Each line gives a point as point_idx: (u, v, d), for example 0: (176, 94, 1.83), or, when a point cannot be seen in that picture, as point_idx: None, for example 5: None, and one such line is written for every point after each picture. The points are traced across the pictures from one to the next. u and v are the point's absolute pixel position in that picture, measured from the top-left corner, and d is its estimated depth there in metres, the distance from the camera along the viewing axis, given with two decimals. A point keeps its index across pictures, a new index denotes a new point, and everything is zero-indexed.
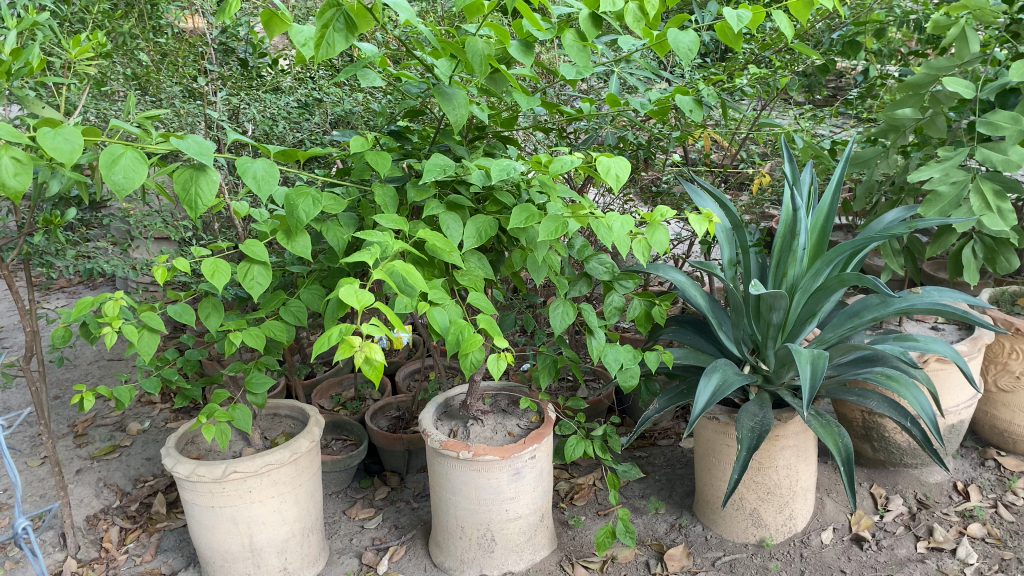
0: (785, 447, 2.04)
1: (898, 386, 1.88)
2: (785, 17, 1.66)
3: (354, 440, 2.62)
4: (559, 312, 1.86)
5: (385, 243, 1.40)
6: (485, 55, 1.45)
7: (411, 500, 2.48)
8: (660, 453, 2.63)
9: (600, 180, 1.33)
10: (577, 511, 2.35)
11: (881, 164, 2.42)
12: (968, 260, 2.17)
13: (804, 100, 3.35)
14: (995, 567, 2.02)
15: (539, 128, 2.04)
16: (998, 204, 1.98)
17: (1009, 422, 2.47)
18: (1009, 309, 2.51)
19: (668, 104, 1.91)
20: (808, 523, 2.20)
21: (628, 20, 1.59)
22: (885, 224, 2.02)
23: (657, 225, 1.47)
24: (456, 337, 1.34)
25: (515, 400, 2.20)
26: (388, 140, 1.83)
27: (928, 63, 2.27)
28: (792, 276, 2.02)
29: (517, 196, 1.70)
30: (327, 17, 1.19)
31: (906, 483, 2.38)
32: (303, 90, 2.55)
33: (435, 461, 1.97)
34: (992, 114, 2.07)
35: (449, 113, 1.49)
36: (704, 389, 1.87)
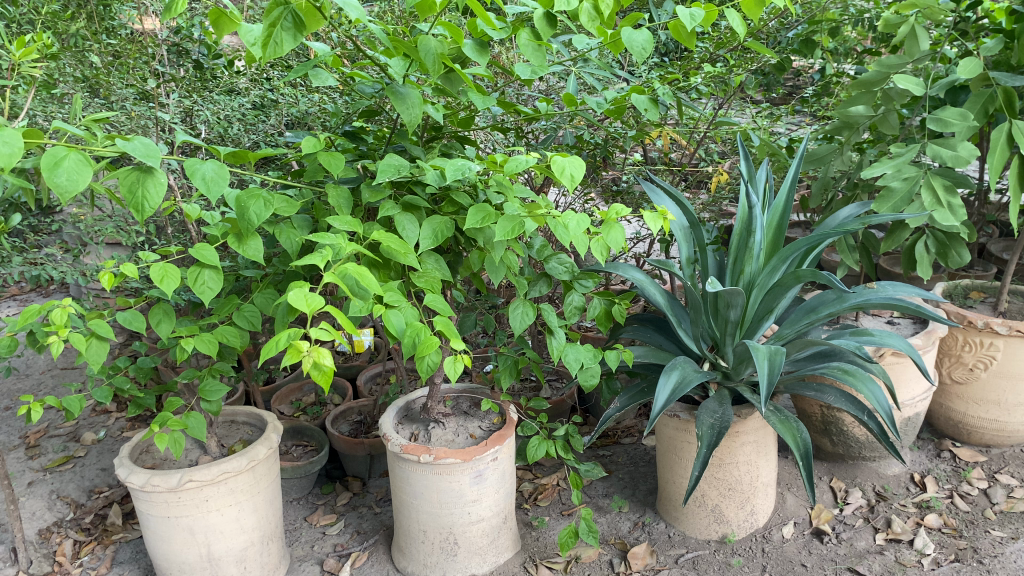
0: (745, 442, 2.05)
1: (854, 380, 1.90)
2: (739, 15, 1.66)
3: (315, 445, 2.58)
4: (519, 312, 1.84)
5: (339, 246, 1.38)
6: (438, 54, 1.43)
7: (374, 505, 2.46)
8: (624, 451, 2.63)
9: (555, 179, 1.32)
10: (540, 511, 2.35)
11: (836, 161, 2.44)
12: (920, 255, 2.19)
13: (762, 99, 3.39)
14: (951, 557, 2.05)
15: (497, 128, 2.03)
16: (949, 200, 2.01)
17: (963, 413, 2.51)
18: (962, 302, 2.56)
19: (624, 103, 1.91)
20: (769, 518, 2.22)
21: (583, 20, 1.58)
22: (840, 220, 2.04)
23: (613, 224, 1.47)
24: (412, 340, 1.32)
25: (477, 401, 2.18)
26: (343, 141, 1.80)
27: (880, 61, 2.29)
28: (749, 273, 2.03)
29: (475, 197, 1.69)
30: (275, 15, 1.15)
31: (864, 476, 2.41)
32: (258, 91, 2.54)
33: (396, 466, 1.95)
34: (942, 111, 2.10)
35: (403, 114, 1.47)
36: (664, 387, 1.87)
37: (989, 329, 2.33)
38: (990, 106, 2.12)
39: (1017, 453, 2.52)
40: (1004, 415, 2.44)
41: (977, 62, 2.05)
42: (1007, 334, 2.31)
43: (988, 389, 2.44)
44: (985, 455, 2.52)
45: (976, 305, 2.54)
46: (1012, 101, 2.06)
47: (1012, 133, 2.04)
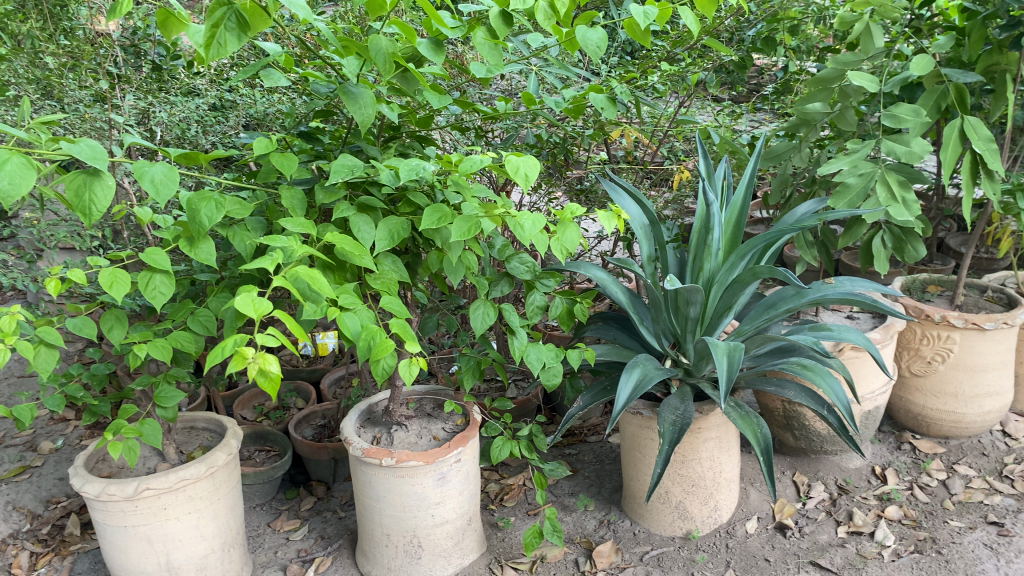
0: (708, 438, 2.06)
1: (813, 375, 1.91)
2: (693, 13, 1.66)
3: (278, 450, 2.55)
4: (480, 312, 1.83)
5: (291, 249, 1.36)
6: (389, 53, 1.42)
7: (338, 509, 2.43)
8: (590, 450, 2.63)
9: (510, 179, 1.31)
10: (506, 512, 2.34)
11: (794, 158, 2.46)
12: (877, 250, 2.22)
13: (724, 96, 3.41)
14: (911, 548, 2.07)
15: (456, 127, 2.01)
16: (903, 195, 2.03)
17: (922, 406, 2.54)
18: (920, 296, 2.60)
19: (582, 102, 1.91)
20: (733, 513, 2.23)
21: (538, 18, 1.58)
22: (797, 216, 2.06)
23: (568, 223, 1.47)
24: (368, 343, 1.31)
25: (441, 403, 2.17)
26: (299, 141, 1.78)
27: (836, 58, 2.31)
28: (708, 270, 2.04)
29: (432, 197, 1.67)
30: (218, 16, 1.13)
31: (827, 469, 2.43)
32: (215, 92, 2.49)
33: (359, 469, 1.93)
34: (896, 108, 2.12)
35: (355, 114, 1.45)
36: (626, 385, 1.87)
37: (946, 322, 2.37)
38: (942, 102, 2.16)
39: (974, 444, 2.56)
40: (962, 406, 2.48)
41: (930, 60, 2.07)
42: (963, 326, 2.35)
43: (946, 382, 2.47)
44: (944, 446, 2.55)
45: (933, 299, 2.58)
46: (964, 97, 2.10)
47: (964, 129, 2.07)
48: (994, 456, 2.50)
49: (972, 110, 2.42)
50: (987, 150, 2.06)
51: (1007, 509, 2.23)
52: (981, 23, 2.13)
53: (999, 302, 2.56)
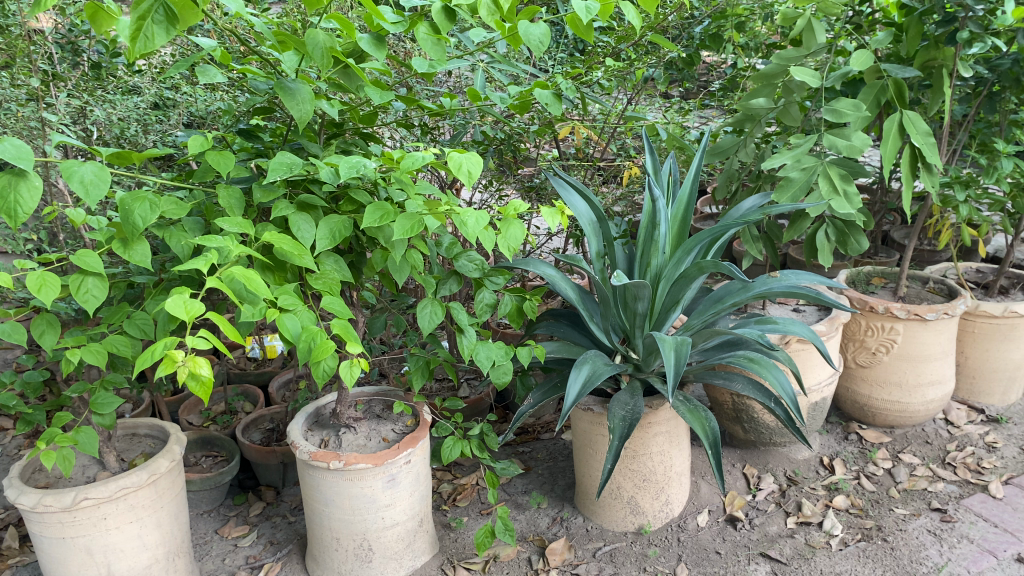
0: (658, 433, 2.07)
1: (760, 368, 1.93)
2: (636, 8, 1.66)
3: (225, 455, 2.50)
4: (428, 312, 1.80)
5: (227, 249, 1.32)
6: (327, 47, 1.39)
7: (288, 514, 2.39)
8: (543, 447, 2.63)
9: (451, 175, 1.29)
10: (459, 512, 2.32)
11: (740, 153, 2.48)
12: (821, 244, 2.24)
13: (674, 93, 3.43)
14: (858, 536, 2.11)
15: (401, 124, 1.98)
16: (845, 188, 2.06)
17: (868, 396, 2.58)
18: (865, 289, 2.64)
19: (528, 98, 1.89)
20: (684, 507, 2.24)
21: (481, 13, 1.56)
22: (743, 211, 2.07)
23: (511, 220, 1.46)
24: (308, 344, 1.28)
25: (390, 404, 2.14)
26: (238, 139, 1.73)
27: (778, 55, 2.34)
28: (656, 265, 2.05)
29: (375, 195, 1.64)
30: (144, 8, 1.10)
31: (776, 461, 2.46)
32: (154, 90, 2.41)
33: (307, 473, 1.90)
34: (837, 102, 2.15)
35: (293, 110, 1.42)
36: (575, 381, 1.87)
37: (890, 314, 2.41)
38: (882, 97, 2.19)
39: (919, 432, 2.61)
40: (905, 396, 2.52)
41: (869, 55, 2.09)
42: (906, 317, 2.40)
43: (891, 372, 2.51)
44: (889, 435, 2.60)
45: (877, 291, 2.63)
46: (902, 92, 2.14)
47: (903, 123, 2.10)
48: (937, 444, 2.55)
49: (912, 105, 2.47)
50: (925, 143, 2.10)
51: (949, 495, 2.28)
52: (917, 19, 2.16)
53: (940, 293, 2.61)
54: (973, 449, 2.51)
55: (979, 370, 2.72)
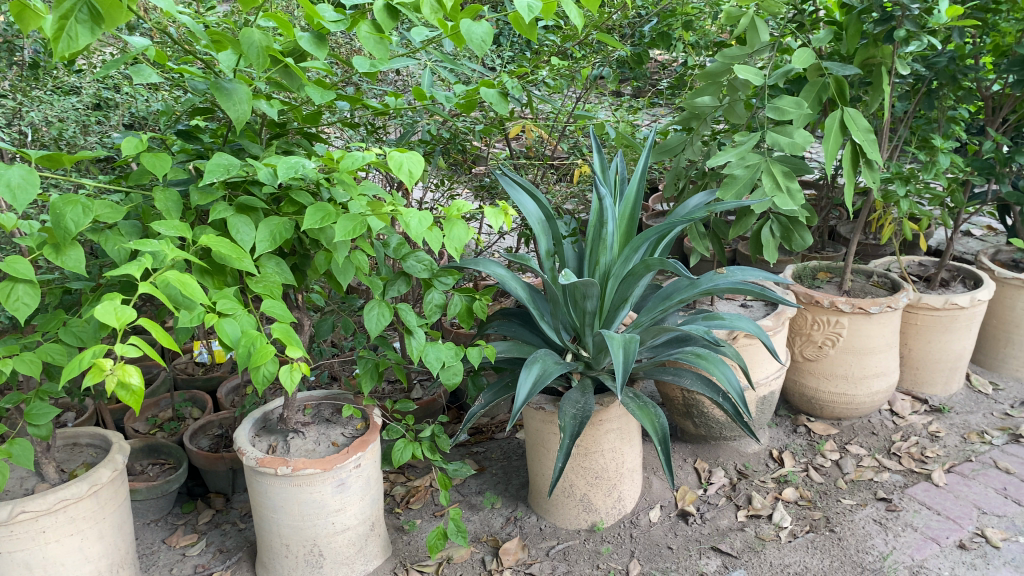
0: (609, 431, 2.07)
1: (707, 364, 1.95)
2: (577, 6, 1.66)
3: (173, 463, 2.45)
4: (375, 313, 1.77)
5: (163, 253, 1.29)
6: (263, 47, 1.37)
7: (238, 521, 2.35)
8: (497, 447, 2.62)
9: (392, 175, 1.27)
10: (412, 514, 2.30)
11: (687, 151, 2.51)
12: (766, 240, 2.27)
13: (625, 91, 3.44)
14: (806, 528, 2.14)
15: (346, 123, 1.96)
16: (787, 185, 2.09)
17: (815, 389, 2.62)
18: (811, 283, 2.68)
19: (474, 97, 1.87)
20: (637, 503, 2.25)
21: (424, 11, 1.55)
22: (689, 208, 2.09)
23: (455, 221, 1.45)
24: (247, 349, 1.26)
25: (340, 407, 2.11)
26: (177, 140, 1.69)
27: (723, 53, 2.36)
28: (605, 263, 2.06)
29: (317, 196, 1.61)
30: (66, 7, 1.07)
31: (726, 455, 2.48)
32: (93, 91, 2.35)
33: (254, 480, 1.87)
34: (779, 100, 2.18)
35: (229, 111, 1.39)
36: (526, 380, 1.86)
37: (835, 307, 2.46)
38: (823, 94, 2.22)
39: (865, 423, 2.66)
40: (851, 388, 2.57)
41: (810, 53, 2.12)
42: (851, 311, 2.44)
43: (837, 365, 2.55)
44: (837, 427, 2.65)
45: (822, 285, 2.67)
46: (843, 89, 2.17)
47: (844, 120, 2.13)
48: (883, 434, 2.60)
49: (854, 102, 2.51)
50: (866, 140, 2.13)
51: (894, 485, 2.33)
52: (856, 18, 2.22)
53: (883, 287, 2.67)
54: (917, 438, 2.57)
55: (922, 361, 2.78)
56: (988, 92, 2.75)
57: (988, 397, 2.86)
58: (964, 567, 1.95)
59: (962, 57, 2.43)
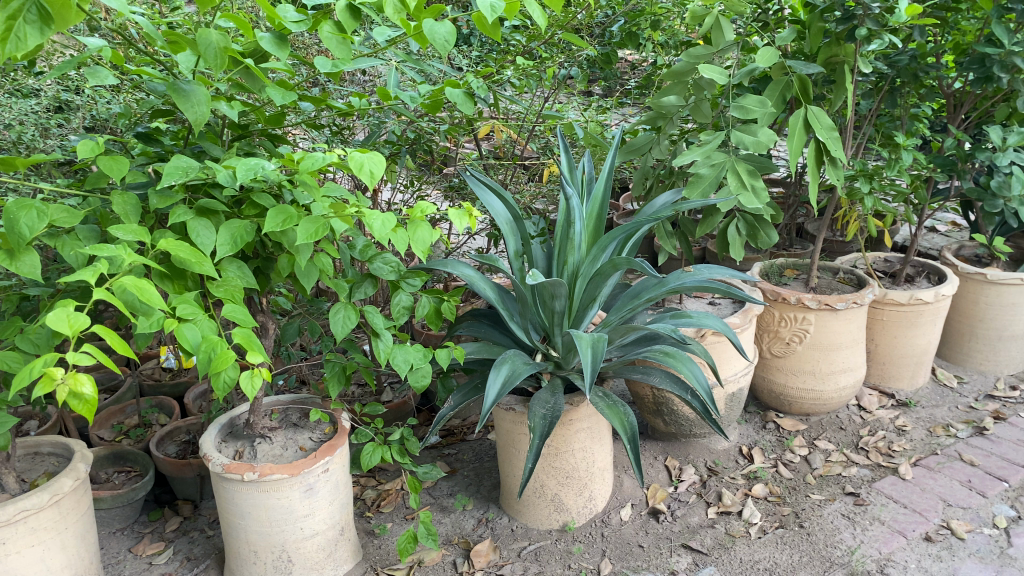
0: (579, 430, 2.07)
1: (675, 362, 1.96)
2: (540, 6, 1.65)
3: (139, 470, 2.41)
4: (341, 316, 1.76)
5: (120, 258, 1.27)
6: (221, 47, 1.35)
7: (206, 528, 2.32)
8: (469, 448, 2.61)
9: (354, 176, 1.26)
10: (383, 518, 2.29)
11: (654, 150, 2.52)
12: (733, 238, 2.29)
13: (594, 91, 3.45)
14: (776, 524, 2.16)
15: (311, 124, 1.94)
16: (752, 183, 2.11)
17: (784, 385, 2.64)
18: (778, 280, 2.70)
19: (439, 97, 1.86)
20: (608, 502, 2.26)
21: (387, 11, 1.54)
22: (656, 207, 2.09)
23: (419, 222, 1.44)
24: (208, 355, 1.24)
25: (308, 411, 2.09)
26: (136, 143, 1.66)
27: (688, 52, 2.37)
28: (573, 263, 2.06)
29: (279, 198, 1.59)
30: (14, 7, 1.04)
31: (697, 453, 2.49)
32: (52, 93, 2.30)
33: (221, 486, 1.84)
34: (744, 98, 2.19)
35: (187, 112, 1.37)
36: (494, 381, 1.86)
37: (802, 304, 2.48)
38: (787, 93, 2.24)
39: (833, 419, 2.68)
40: (819, 384, 2.59)
41: (774, 52, 2.13)
42: (817, 307, 2.46)
43: (804, 361, 2.57)
44: (806, 423, 2.67)
45: (789, 282, 2.69)
46: (807, 87, 2.18)
47: (808, 119, 2.15)
48: (851, 429, 2.63)
49: (819, 100, 2.53)
50: (829, 138, 2.15)
51: (862, 479, 2.35)
52: (818, 16, 2.26)
53: (850, 283, 2.69)
54: (884, 432, 2.60)
55: (889, 356, 2.81)
56: (950, 89, 2.79)
57: (953, 391, 2.90)
58: (930, 559, 1.97)
59: (923, 55, 2.46)
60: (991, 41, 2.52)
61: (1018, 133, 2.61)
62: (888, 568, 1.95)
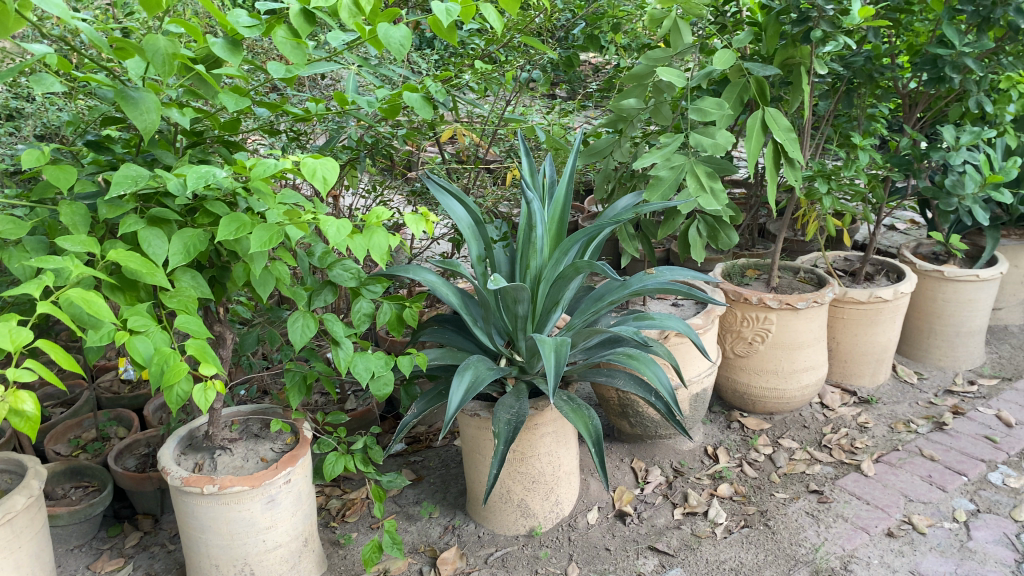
0: (544, 434, 2.06)
1: (638, 364, 1.97)
2: (496, 10, 1.64)
3: (98, 485, 2.36)
4: (299, 325, 1.73)
5: (67, 270, 1.23)
6: (168, 53, 1.32)
7: (167, 542, 2.28)
8: (435, 455, 2.59)
9: (306, 183, 1.24)
10: (349, 528, 2.26)
11: (616, 153, 2.52)
12: (694, 239, 2.30)
13: (557, 94, 3.45)
14: (741, 523, 2.17)
15: (267, 130, 1.91)
16: (711, 185, 2.12)
17: (747, 384, 2.66)
18: (740, 280, 2.72)
19: (397, 102, 1.84)
20: (574, 505, 2.25)
21: (342, 16, 1.52)
22: (617, 210, 2.10)
23: (375, 229, 1.43)
24: (160, 368, 1.22)
25: (269, 422, 2.07)
26: (86, 151, 1.62)
27: (647, 55, 2.37)
28: (536, 267, 2.05)
29: (234, 206, 1.56)
30: None
31: (662, 454, 2.50)
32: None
33: (180, 500, 1.81)
34: (702, 101, 2.20)
35: (135, 120, 1.34)
36: (458, 387, 1.84)
37: (763, 304, 2.50)
38: (745, 95, 2.25)
39: (796, 417, 2.71)
40: (782, 382, 2.61)
41: (731, 55, 2.14)
42: (779, 307, 2.48)
43: (767, 361, 2.59)
44: (769, 421, 2.69)
45: (751, 282, 2.71)
46: (764, 89, 2.20)
47: (765, 120, 2.17)
48: (814, 427, 2.66)
49: (777, 101, 2.56)
50: (787, 139, 2.16)
51: (825, 476, 2.37)
52: (774, 19, 2.28)
53: (810, 282, 2.72)
54: (847, 430, 2.63)
55: (850, 353, 2.84)
56: (905, 90, 2.83)
57: (913, 387, 2.95)
58: (893, 554, 2.00)
59: (877, 57, 2.50)
60: (943, 42, 2.56)
61: (971, 132, 2.66)
62: (852, 564, 1.96)
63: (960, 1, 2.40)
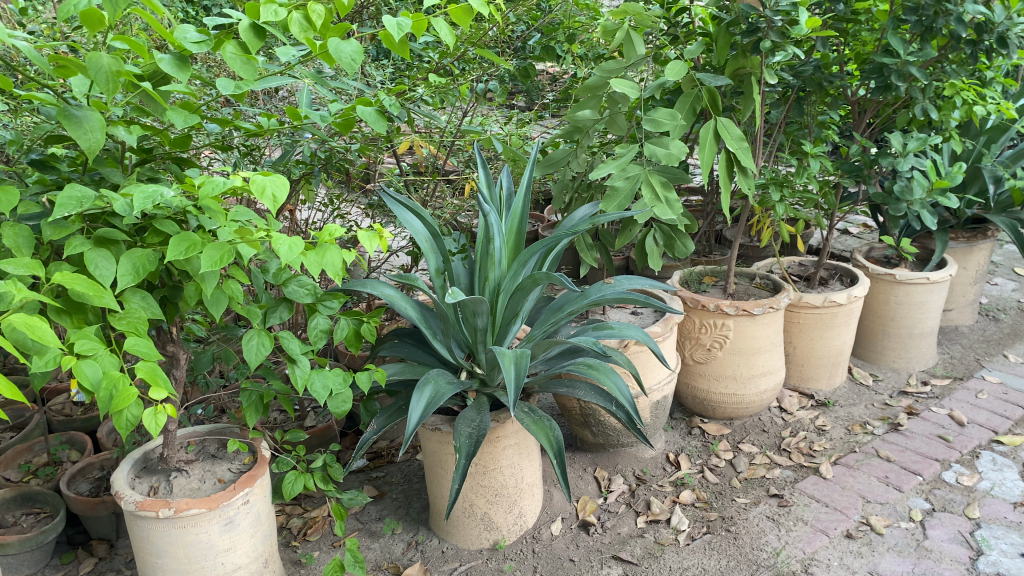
0: (506, 447, 2.06)
1: (598, 374, 1.97)
2: (447, 24, 1.64)
3: (50, 511, 2.30)
4: (254, 344, 1.70)
5: (9, 294, 1.20)
6: (112, 71, 1.30)
7: (123, 567, 2.23)
8: (397, 470, 2.58)
9: (255, 201, 1.22)
10: (310, 546, 2.23)
11: (572, 163, 2.53)
12: (651, 248, 2.31)
13: (514, 103, 3.46)
14: (703, 529, 2.18)
15: (220, 146, 1.88)
16: (666, 195, 2.13)
17: (707, 391, 2.68)
18: (698, 288, 2.75)
19: (350, 116, 1.83)
20: (538, 517, 2.25)
21: (293, 30, 1.50)
22: (574, 220, 2.10)
23: (328, 247, 1.41)
24: (109, 392, 1.19)
25: (226, 442, 2.03)
26: (30, 170, 1.58)
27: (600, 67, 2.38)
28: (494, 279, 2.05)
29: (185, 225, 1.53)
30: None
31: (625, 462, 2.51)
32: None
33: (135, 525, 1.76)
34: (656, 112, 2.22)
35: (79, 139, 1.31)
36: (418, 402, 1.83)
37: (720, 310, 2.52)
38: (697, 105, 2.28)
39: (756, 422, 2.74)
40: (740, 388, 2.64)
41: (683, 65, 2.16)
42: (735, 314, 2.51)
43: (726, 366, 2.62)
44: (729, 427, 2.71)
45: (709, 290, 2.74)
46: (715, 99, 2.22)
47: (718, 130, 2.19)
48: (773, 431, 2.69)
49: (729, 110, 2.59)
50: (739, 148, 2.19)
51: (785, 480, 2.40)
52: (725, 30, 2.31)
53: (766, 288, 2.76)
54: (805, 433, 2.66)
55: (806, 357, 2.88)
56: (854, 97, 2.88)
57: (868, 389, 3.00)
58: (851, 556, 2.03)
59: (825, 66, 2.54)
60: (889, 51, 2.62)
61: (918, 138, 2.71)
62: (812, 567, 1.99)
63: (904, 12, 2.46)
